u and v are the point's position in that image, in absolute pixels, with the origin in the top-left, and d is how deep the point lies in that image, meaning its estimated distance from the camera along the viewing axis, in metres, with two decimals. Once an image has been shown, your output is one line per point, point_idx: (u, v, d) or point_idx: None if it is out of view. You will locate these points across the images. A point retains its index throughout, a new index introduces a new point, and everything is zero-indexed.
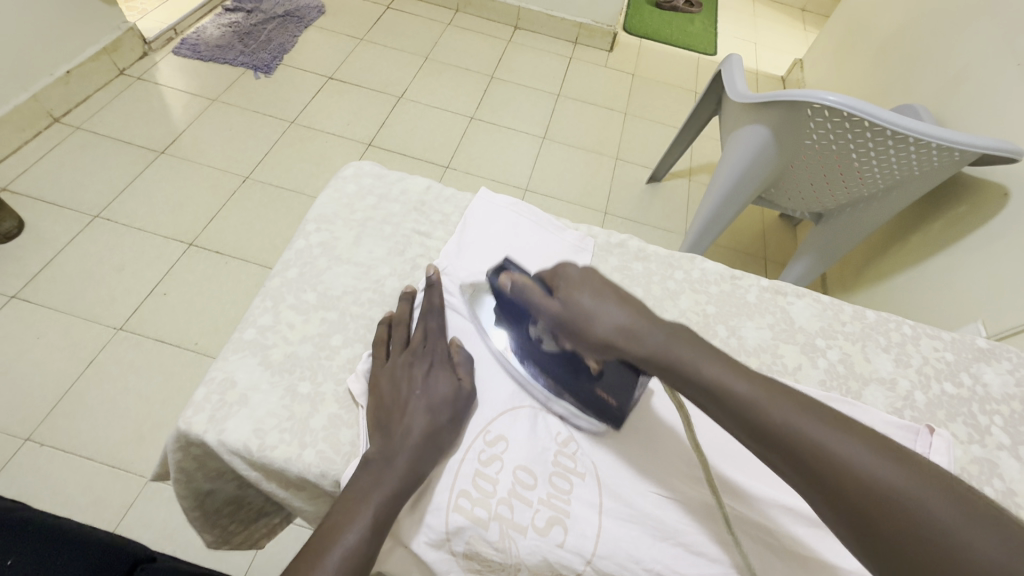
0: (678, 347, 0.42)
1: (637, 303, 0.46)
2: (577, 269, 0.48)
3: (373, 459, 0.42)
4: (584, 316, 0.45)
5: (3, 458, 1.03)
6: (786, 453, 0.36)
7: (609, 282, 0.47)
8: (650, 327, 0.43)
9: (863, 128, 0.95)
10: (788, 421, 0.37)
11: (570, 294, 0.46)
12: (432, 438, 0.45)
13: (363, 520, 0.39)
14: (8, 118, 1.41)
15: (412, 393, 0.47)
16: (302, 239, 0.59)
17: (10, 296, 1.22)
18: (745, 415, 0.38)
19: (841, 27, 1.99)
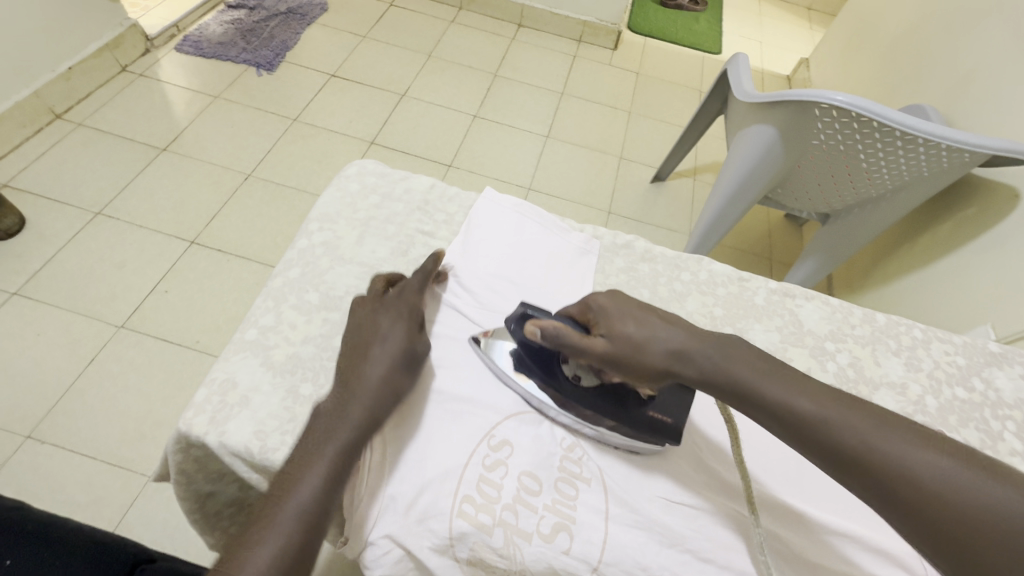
0: (725, 355, 0.44)
1: (672, 318, 0.48)
2: (607, 297, 0.48)
3: (329, 407, 0.44)
4: (634, 345, 0.44)
5: (3, 455, 1.03)
6: (856, 469, 0.37)
7: (641, 303, 0.48)
8: (695, 339, 0.45)
9: (872, 128, 0.94)
10: (841, 428, 0.38)
11: (613, 327, 0.46)
12: (388, 385, 0.46)
13: (319, 469, 0.40)
14: (9, 114, 1.40)
15: (373, 343, 0.48)
16: (304, 239, 0.59)
17: (11, 293, 1.21)
18: (800, 425, 0.39)
19: (847, 26, 1.97)
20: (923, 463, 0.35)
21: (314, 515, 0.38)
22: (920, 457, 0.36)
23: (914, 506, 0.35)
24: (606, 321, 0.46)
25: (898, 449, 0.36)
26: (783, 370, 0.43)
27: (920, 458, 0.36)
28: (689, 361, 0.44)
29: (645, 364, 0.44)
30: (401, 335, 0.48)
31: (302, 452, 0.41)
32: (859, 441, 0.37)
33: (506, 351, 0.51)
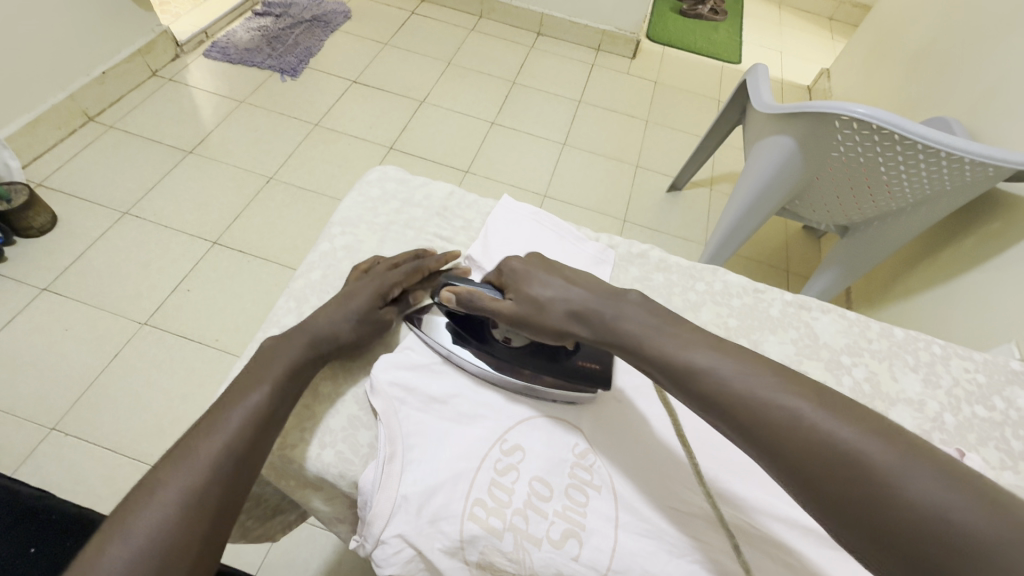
0: (620, 313, 0.46)
1: (576, 278, 0.50)
2: (518, 263, 0.52)
3: (264, 351, 0.48)
4: (537, 306, 0.48)
5: (30, 445, 1.06)
6: (742, 430, 0.38)
7: (547, 263, 0.51)
8: (596, 299, 0.47)
9: (893, 141, 0.93)
10: (733, 385, 0.39)
11: (521, 289, 0.50)
12: (319, 345, 0.49)
13: (244, 404, 0.43)
14: (46, 116, 1.46)
15: (333, 303, 0.52)
16: (326, 242, 0.60)
17: (41, 288, 1.25)
18: (700, 388, 0.40)
19: (870, 37, 1.95)
20: (812, 418, 0.36)
21: (257, 425, 0.42)
22: (808, 412, 0.36)
23: (797, 461, 0.35)
24: (515, 284, 0.50)
25: (785, 404, 0.37)
26: (680, 325, 0.44)
27: (809, 413, 0.36)
28: (588, 322, 0.47)
29: (549, 325, 0.48)
30: (356, 286, 0.54)
31: (246, 374, 0.46)
32: (749, 397, 0.38)
33: (443, 324, 0.54)
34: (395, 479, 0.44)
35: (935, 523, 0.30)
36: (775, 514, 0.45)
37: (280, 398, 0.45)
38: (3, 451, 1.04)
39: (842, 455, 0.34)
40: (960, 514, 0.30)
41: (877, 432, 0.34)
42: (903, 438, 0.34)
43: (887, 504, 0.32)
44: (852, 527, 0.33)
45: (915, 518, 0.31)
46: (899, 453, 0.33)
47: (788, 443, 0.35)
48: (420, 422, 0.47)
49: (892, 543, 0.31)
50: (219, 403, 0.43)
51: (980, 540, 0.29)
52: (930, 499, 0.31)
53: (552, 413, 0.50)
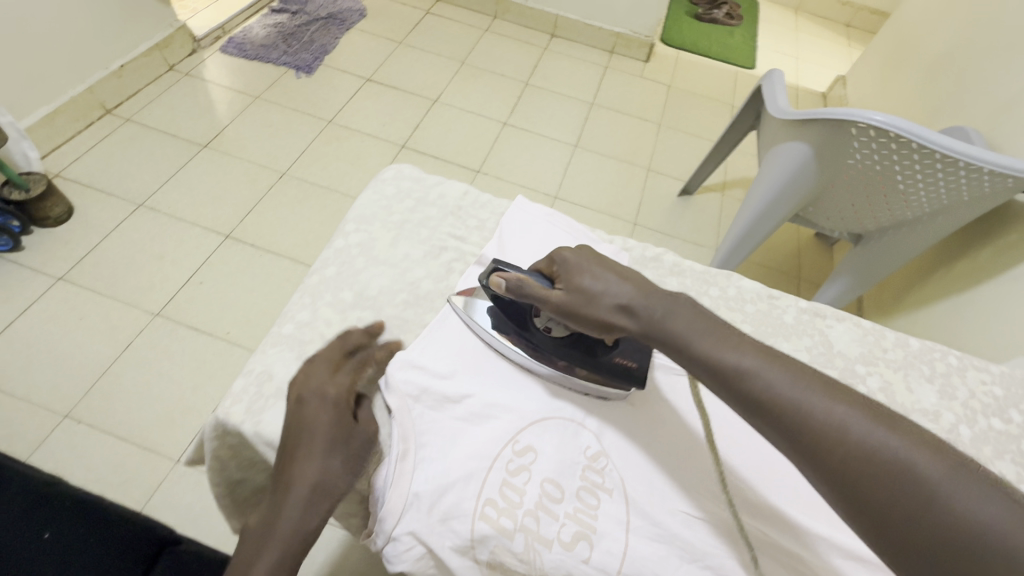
0: (670, 310, 0.44)
1: (629, 272, 0.49)
2: (570, 253, 0.51)
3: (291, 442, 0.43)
4: (587, 297, 0.47)
5: (41, 433, 1.07)
6: (783, 429, 0.38)
7: (602, 257, 0.50)
8: (647, 294, 0.46)
9: (910, 150, 0.92)
10: (781, 391, 0.38)
11: (573, 278, 0.49)
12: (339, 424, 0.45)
13: (299, 493, 0.41)
14: (64, 108, 1.48)
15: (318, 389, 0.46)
16: (341, 238, 0.60)
17: (56, 278, 1.27)
18: (741, 386, 0.40)
19: (887, 44, 1.94)
20: (862, 429, 0.36)
21: (317, 508, 0.41)
22: (857, 422, 0.36)
23: (845, 471, 0.35)
24: (566, 274, 0.50)
25: (835, 412, 0.37)
26: (727, 329, 0.43)
27: (858, 424, 0.36)
28: (636, 315, 0.45)
29: (594, 317, 0.47)
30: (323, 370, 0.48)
31: (304, 434, 0.43)
32: (799, 403, 0.37)
33: (484, 309, 0.54)
34: (407, 475, 0.44)
35: (985, 539, 0.31)
36: (784, 520, 0.45)
37: (350, 459, 0.44)
38: (15, 438, 1.06)
39: (893, 467, 0.34)
40: (1011, 533, 0.31)
41: (926, 448, 0.35)
42: (951, 455, 0.35)
43: (936, 519, 0.32)
44: (897, 538, 0.33)
45: (965, 535, 0.31)
46: (947, 470, 0.34)
47: (838, 452, 0.35)
48: (433, 419, 0.47)
49: (940, 558, 0.32)
50: (288, 470, 0.42)
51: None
52: (981, 517, 0.31)
53: (566, 413, 0.50)
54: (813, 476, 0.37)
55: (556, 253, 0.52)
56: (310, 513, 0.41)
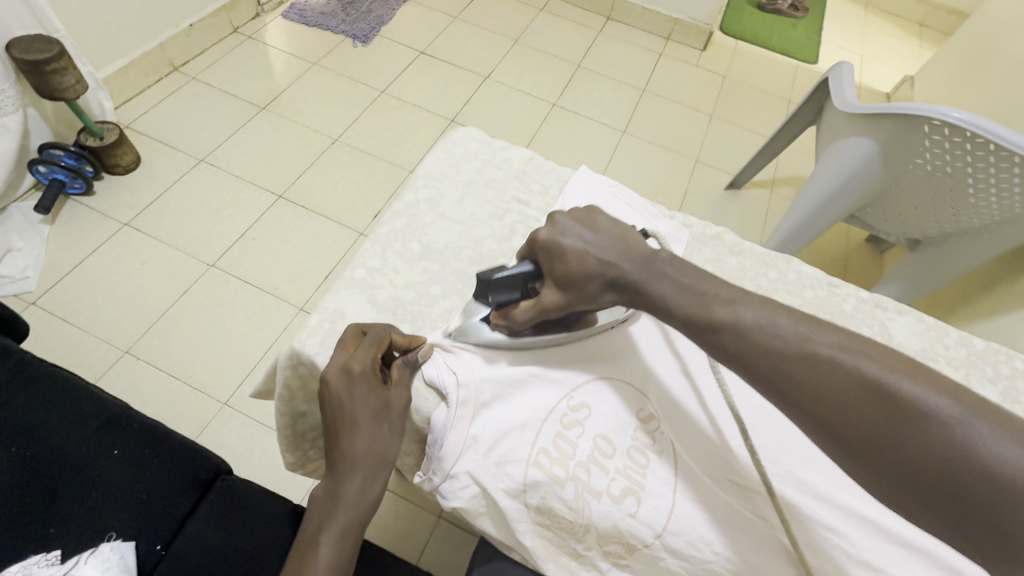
0: (651, 275, 0.43)
1: (604, 231, 0.46)
2: (547, 234, 0.46)
3: (339, 426, 0.45)
4: (578, 286, 0.44)
5: (104, 365, 1.15)
6: (801, 396, 0.36)
7: (575, 225, 0.46)
8: (627, 261, 0.44)
9: (986, 150, 0.88)
10: (754, 333, 0.38)
11: (557, 267, 0.45)
12: (382, 411, 0.45)
13: (355, 469, 0.44)
14: (137, 62, 1.54)
15: (351, 384, 0.44)
16: (410, 193, 0.62)
17: (123, 223, 1.34)
18: (757, 349, 0.38)
19: (965, 45, 1.84)
20: (836, 363, 0.36)
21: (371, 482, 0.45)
22: (873, 375, 0.35)
23: (824, 407, 0.35)
24: (548, 262, 0.46)
25: (806, 349, 0.37)
26: (708, 279, 0.42)
27: (833, 359, 0.36)
28: (625, 290, 0.44)
29: (591, 300, 0.45)
30: (351, 364, 0.45)
31: (345, 412, 0.44)
32: (772, 345, 0.37)
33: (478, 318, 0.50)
34: (467, 419, 0.45)
35: (965, 453, 0.32)
36: (831, 501, 0.45)
37: (394, 427, 0.46)
38: (82, 367, 1.14)
39: (870, 397, 0.34)
40: (991, 445, 0.32)
41: (902, 371, 0.35)
42: (926, 374, 0.35)
43: (915, 440, 0.33)
44: (878, 465, 0.34)
45: (949, 452, 0.32)
46: (927, 390, 0.34)
47: (815, 390, 0.36)
48: (498, 370, 0.48)
49: (919, 476, 0.33)
50: (340, 444, 0.45)
51: (1009, 470, 0.31)
52: (960, 431, 0.32)
53: (625, 375, 0.50)
54: (790, 414, 0.37)
55: (529, 238, 0.47)
56: (370, 482, 0.45)
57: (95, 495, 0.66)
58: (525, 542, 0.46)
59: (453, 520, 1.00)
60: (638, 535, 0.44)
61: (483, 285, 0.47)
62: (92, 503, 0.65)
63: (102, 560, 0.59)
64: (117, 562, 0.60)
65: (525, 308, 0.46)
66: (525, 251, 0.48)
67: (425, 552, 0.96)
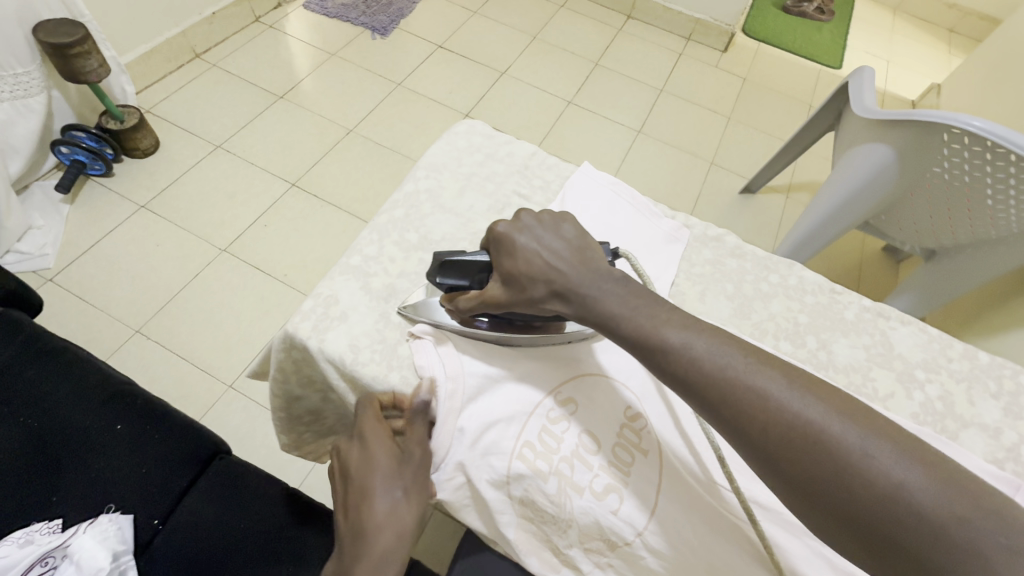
0: (602, 290, 0.41)
1: (564, 239, 0.45)
2: (505, 229, 0.45)
3: (353, 496, 0.43)
4: (522, 289, 0.44)
5: (116, 343, 1.18)
6: (745, 431, 0.35)
7: (537, 226, 0.45)
8: (578, 273, 0.42)
9: (1007, 161, 0.85)
10: (704, 363, 0.37)
11: (505, 265, 0.45)
12: (393, 474, 0.43)
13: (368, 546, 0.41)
14: (160, 48, 1.58)
15: (359, 452, 0.45)
16: (411, 183, 0.63)
17: (139, 206, 1.37)
18: (700, 381, 0.37)
19: (996, 53, 1.78)
20: (782, 399, 0.35)
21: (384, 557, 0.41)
22: (813, 416, 0.34)
23: (765, 443, 0.34)
24: (499, 257, 0.46)
25: (754, 383, 0.35)
26: (658, 303, 0.41)
27: (778, 394, 0.35)
28: (570, 301, 0.42)
29: (533, 304, 0.44)
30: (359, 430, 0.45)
31: (357, 482, 0.44)
32: (720, 375, 0.36)
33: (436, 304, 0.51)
34: (454, 411, 0.45)
35: (895, 501, 0.31)
36: None
37: (408, 491, 0.43)
38: (95, 343, 1.17)
39: (811, 437, 0.33)
40: (922, 495, 0.30)
41: (844, 413, 0.34)
42: (870, 417, 0.34)
43: (849, 481, 0.32)
44: (820, 506, 0.33)
45: (880, 498, 0.31)
46: (866, 433, 0.33)
47: (759, 426, 0.35)
48: (486, 364, 0.48)
49: (853, 519, 0.32)
50: (352, 518, 0.43)
51: (941, 523, 0.30)
52: (893, 478, 0.31)
53: (610, 371, 0.49)
54: (736, 445, 0.36)
55: (488, 229, 0.47)
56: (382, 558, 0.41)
57: (96, 467, 0.67)
58: (508, 534, 0.47)
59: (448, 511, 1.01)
60: (619, 533, 0.44)
61: (436, 266, 0.49)
62: (93, 474, 0.67)
63: (99, 531, 0.61)
64: (114, 532, 0.62)
65: (470, 296, 0.47)
66: (483, 241, 0.48)
67: (418, 542, 0.97)
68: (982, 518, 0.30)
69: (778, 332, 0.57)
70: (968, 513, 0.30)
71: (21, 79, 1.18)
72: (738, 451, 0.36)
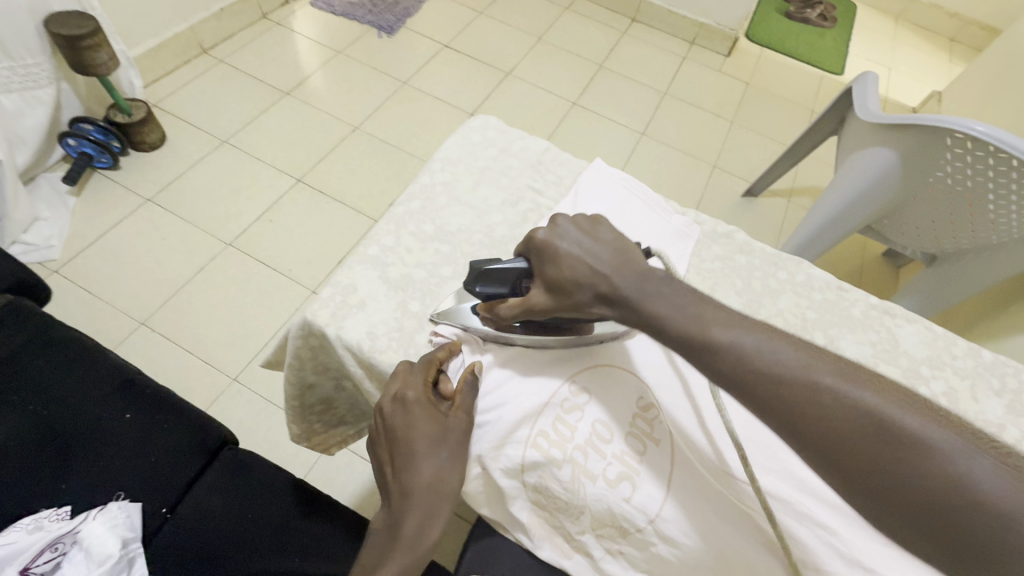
0: (644, 293, 0.42)
1: (606, 241, 0.45)
2: (545, 236, 0.45)
3: (399, 459, 0.44)
4: (566, 293, 0.44)
5: (121, 335, 1.18)
6: (799, 429, 0.36)
7: (576, 230, 0.46)
8: (622, 276, 0.43)
9: (1010, 166, 0.87)
10: (762, 360, 0.37)
11: (548, 271, 0.45)
12: (440, 437, 0.44)
13: (414, 506, 0.43)
14: (167, 43, 1.58)
15: (405, 417, 0.44)
16: (427, 176, 0.63)
17: (146, 198, 1.38)
18: (756, 380, 0.37)
19: (996, 62, 1.81)
20: (838, 392, 0.36)
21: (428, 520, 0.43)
22: (870, 407, 0.35)
23: (823, 439, 0.35)
24: (541, 264, 0.46)
25: (813, 379, 0.36)
26: (679, 294, 0.42)
27: (837, 389, 0.36)
28: (615, 305, 0.43)
29: (578, 309, 0.44)
30: (404, 395, 0.45)
31: (402, 443, 0.44)
32: (779, 373, 0.37)
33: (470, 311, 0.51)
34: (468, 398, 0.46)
35: (970, 492, 0.32)
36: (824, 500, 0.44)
37: (453, 456, 0.44)
38: (101, 334, 1.17)
39: (877, 431, 0.34)
40: (996, 485, 0.31)
41: (904, 405, 0.35)
42: (922, 407, 0.35)
43: (920, 473, 0.33)
44: (881, 499, 0.34)
45: (953, 490, 0.32)
46: (928, 425, 0.34)
47: (816, 422, 0.35)
48: (517, 353, 0.49)
49: (917, 509, 0.33)
50: (398, 478, 0.43)
51: (1005, 509, 0.31)
52: (964, 469, 0.32)
53: (623, 362, 0.50)
54: (795, 445, 0.36)
55: (526, 235, 0.47)
56: (429, 518, 0.43)
57: (106, 455, 0.68)
58: (522, 518, 0.48)
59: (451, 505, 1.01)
60: (632, 519, 0.45)
61: (471, 274, 0.48)
62: (102, 461, 0.67)
63: (109, 518, 0.61)
64: (123, 520, 0.62)
65: (511, 304, 0.47)
66: (519, 249, 0.48)
67: None
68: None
69: (787, 327, 0.58)
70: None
71: (31, 71, 1.19)
72: (797, 451, 0.37)
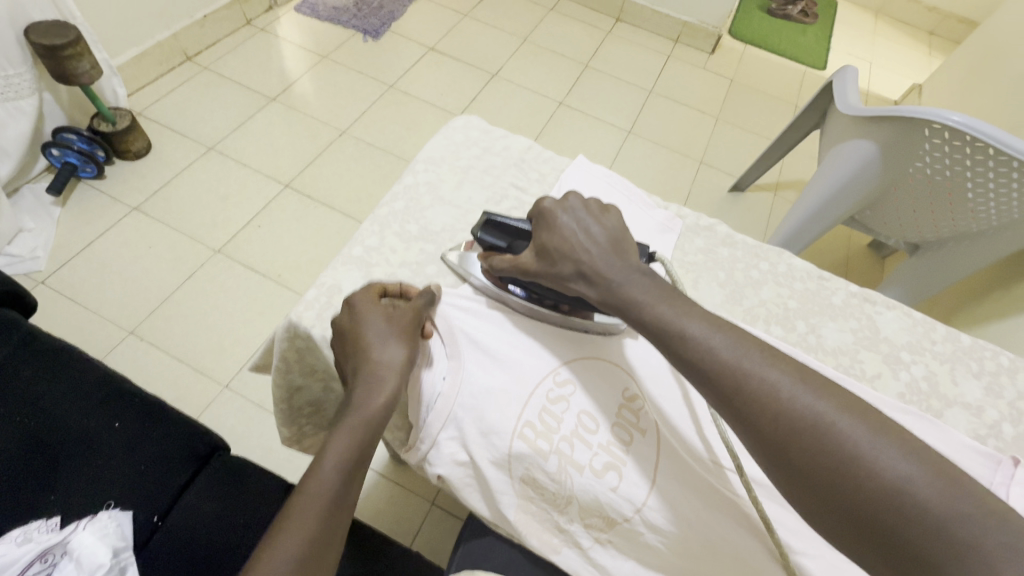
0: (629, 280, 0.43)
1: (605, 227, 0.47)
2: (553, 204, 0.48)
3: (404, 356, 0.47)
4: (552, 264, 0.46)
5: (110, 345, 1.17)
6: (754, 425, 0.37)
7: (581, 212, 0.48)
8: (607, 260, 0.45)
9: (985, 155, 0.89)
10: (722, 356, 0.38)
11: (543, 238, 0.48)
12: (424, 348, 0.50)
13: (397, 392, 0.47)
14: (150, 51, 1.57)
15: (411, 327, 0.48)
16: (410, 176, 0.64)
17: (132, 208, 1.37)
18: (715, 377, 0.38)
19: (974, 53, 1.83)
20: (793, 395, 0.36)
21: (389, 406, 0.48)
22: (823, 410, 0.35)
23: (777, 436, 0.36)
24: (539, 230, 0.49)
25: (767, 375, 0.37)
26: (665, 289, 0.43)
27: (789, 387, 0.37)
28: (596, 284, 0.44)
29: (561, 282, 0.46)
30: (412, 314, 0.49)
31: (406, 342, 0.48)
32: (735, 367, 0.38)
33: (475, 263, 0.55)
34: (454, 390, 0.47)
35: (898, 495, 0.32)
36: None
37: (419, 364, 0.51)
38: (88, 345, 1.16)
39: (820, 431, 0.35)
40: (925, 489, 0.32)
41: (853, 410, 0.36)
42: (876, 417, 0.35)
43: (855, 473, 0.33)
44: (827, 501, 0.34)
45: (884, 491, 0.32)
46: (872, 430, 0.35)
47: (771, 420, 0.36)
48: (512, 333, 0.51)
49: (861, 514, 0.33)
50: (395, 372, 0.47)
51: (945, 524, 0.31)
52: (897, 473, 0.33)
53: (610, 356, 0.51)
54: (743, 435, 0.37)
55: (535, 203, 0.50)
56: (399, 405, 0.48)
57: (94, 465, 0.67)
58: (509, 515, 0.48)
59: (445, 506, 1.01)
60: (618, 509, 0.45)
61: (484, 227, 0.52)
62: (89, 471, 0.66)
63: (99, 528, 0.60)
64: (115, 529, 0.61)
65: (504, 260, 0.50)
66: (530, 213, 0.51)
67: (417, 538, 0.98)
68: (986, 517, 0.31)
69: (770, 317, 0.58)
70: (968, 510, 0.31)
71: (13, 81, 1.18)
72: (746, 443, 0.38)
